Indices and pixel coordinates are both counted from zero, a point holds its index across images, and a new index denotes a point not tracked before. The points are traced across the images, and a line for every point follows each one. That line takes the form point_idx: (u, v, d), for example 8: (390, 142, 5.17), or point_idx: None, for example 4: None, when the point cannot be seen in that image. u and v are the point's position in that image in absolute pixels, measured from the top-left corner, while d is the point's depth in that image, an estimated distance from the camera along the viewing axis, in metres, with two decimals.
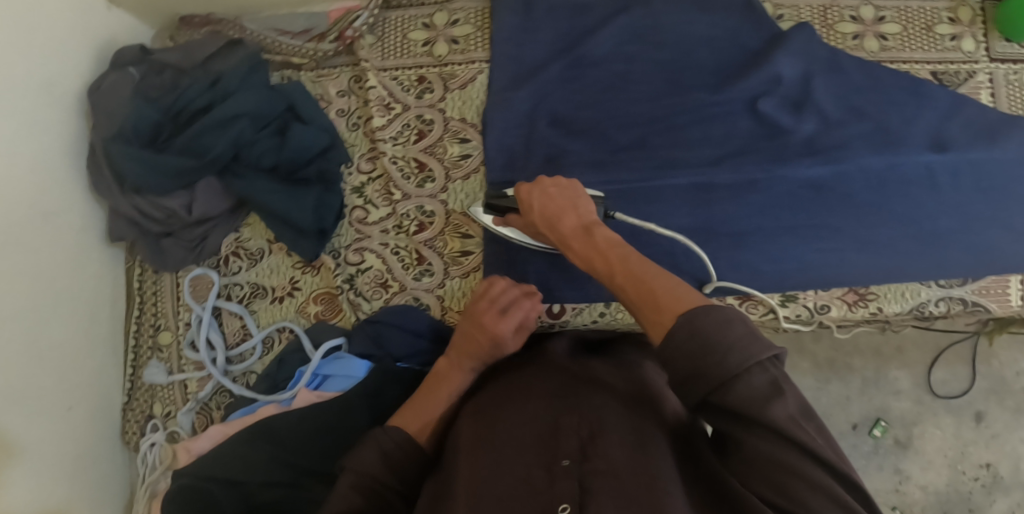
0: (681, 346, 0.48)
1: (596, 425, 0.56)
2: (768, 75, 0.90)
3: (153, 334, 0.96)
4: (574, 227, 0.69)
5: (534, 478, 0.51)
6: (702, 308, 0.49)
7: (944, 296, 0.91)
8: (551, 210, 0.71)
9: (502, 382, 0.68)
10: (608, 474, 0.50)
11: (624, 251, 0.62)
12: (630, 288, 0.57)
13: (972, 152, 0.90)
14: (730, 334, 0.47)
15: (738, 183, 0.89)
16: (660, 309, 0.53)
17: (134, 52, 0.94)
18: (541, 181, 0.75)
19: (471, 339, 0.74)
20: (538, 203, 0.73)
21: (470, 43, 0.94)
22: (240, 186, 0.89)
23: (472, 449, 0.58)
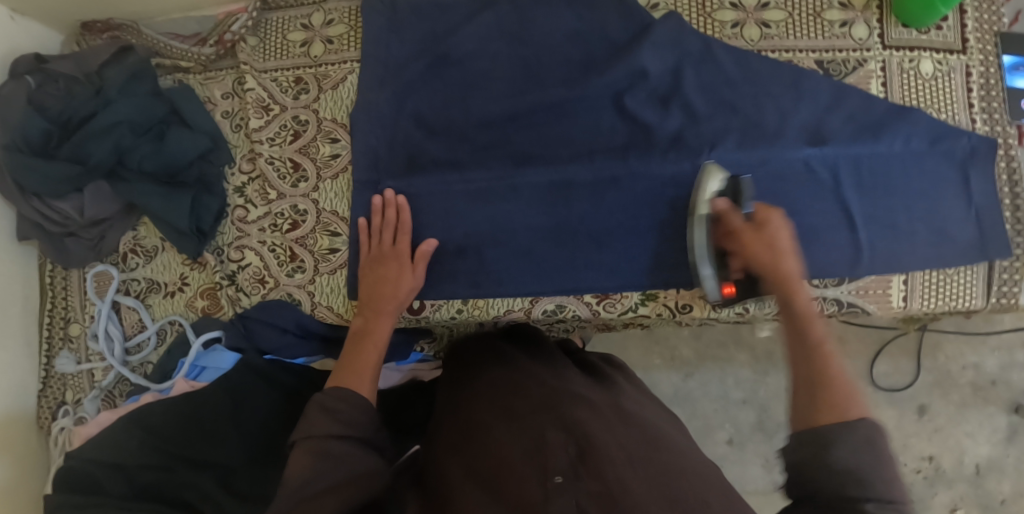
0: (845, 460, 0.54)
1: (582, 440, 0.63)
2: (630, 68, 0.88)
3: (64, 327, 1.03)
4: (788, 271, 0.71)
5: (529, 495, 0.59)
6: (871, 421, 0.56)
7: (817, 296, 0.88)
8: (779, 245, 0.73)
9: (486, 394, 0.75)
10: (600, 494, 0.57)
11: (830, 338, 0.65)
12: (831, 358, 0.62)
13: (852, 147, 0.87)
14: (887, 469, 0.54)
15: (597, 181, 0.89)
16: (845, 408, 0.57)
17: (31, 61, 0.99)
18: (770, 214, 0.75)
19: (382, 282, 0.84)
20: (780, 234, 0.73)
21: (343, 42, 0.95)
22: (124, 189, 0.95)
23: (468, 461, 0.67)
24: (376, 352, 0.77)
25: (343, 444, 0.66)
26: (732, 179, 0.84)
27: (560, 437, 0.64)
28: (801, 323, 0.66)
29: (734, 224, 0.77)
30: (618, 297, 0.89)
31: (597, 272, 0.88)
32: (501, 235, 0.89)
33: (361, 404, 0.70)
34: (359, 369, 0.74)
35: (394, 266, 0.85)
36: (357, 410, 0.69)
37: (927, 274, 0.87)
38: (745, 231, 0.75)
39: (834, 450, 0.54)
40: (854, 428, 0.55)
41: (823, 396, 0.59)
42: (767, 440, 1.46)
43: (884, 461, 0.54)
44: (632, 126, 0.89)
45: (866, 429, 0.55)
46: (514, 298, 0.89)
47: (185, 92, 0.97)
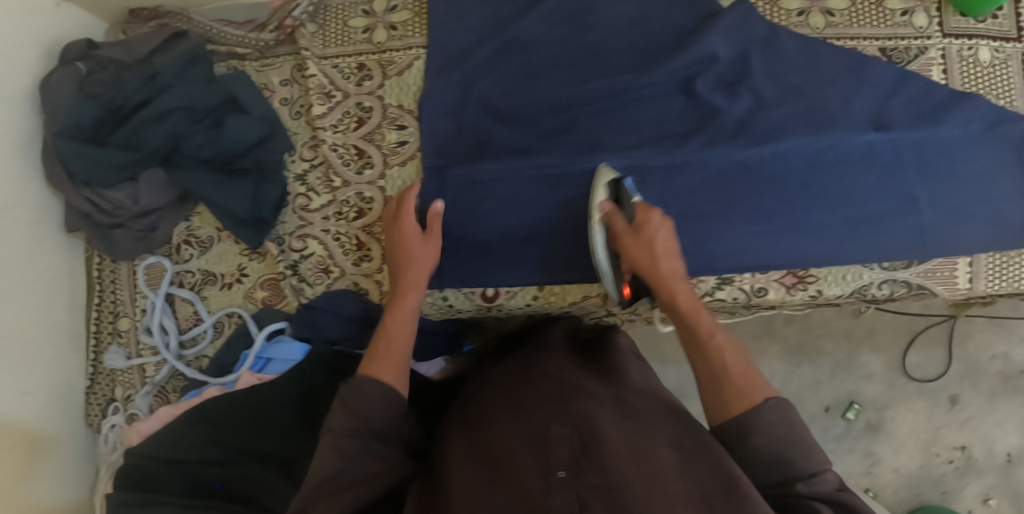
0: (769, 445, 0.59)
1: (588, 432, 0.58)
2: (700, 53, 0.88)
3: (113, 321, 1.00)
4: (673, 273, 0.76)
5: (528, 487, 0.54)
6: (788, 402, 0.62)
7: (887, 278, 0.89)
8: (670, 246, 0.77)
9: (489, 393, 0.71)
10: (602, 487, 0.53)
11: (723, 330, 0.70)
12: (724, 348, 0.68)
13: (914, 132, 0.87)
14: (806, 440, 0.59)
15: (666, 166, 0.87)
16: (753, 396, 0.62)
17: (80, 47, 0.95)
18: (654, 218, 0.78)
19: (404, 257, 0.80)
20: (661, 236, 0.77)
21: (408, 29, 0.94)
22: (180, 177, 0.91)
23: (464, 455, 0.61)
24: (408, 330, 0.74)
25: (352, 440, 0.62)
26: (614, 182, 0.84)
27: (566, 431, 0.59)
28: (691, 320, 0.71)
29: (620, 229, 0.78)
30: (695, 280, 0.88)
31: None
32: (570, 220, 0.87)
33: (385, 397, 0.65)
34: (391, 360, 0.69)
35: (408, 244, 0.81)
36: (377, 398, 0.65)
37: (991, 256, 0.88)
38: (630, 238, 0.77)
39: (760, 436, 0.60)
40: (776, 409, 0.60)
41: (736, 387, 0.64)
42: None
43: (809, 444, 0.59)
44: (701, 111, 0.88)
45: (774, 409, 0.60)
46: (592, 285, 0.87)
47: (241, 78, 0.94)
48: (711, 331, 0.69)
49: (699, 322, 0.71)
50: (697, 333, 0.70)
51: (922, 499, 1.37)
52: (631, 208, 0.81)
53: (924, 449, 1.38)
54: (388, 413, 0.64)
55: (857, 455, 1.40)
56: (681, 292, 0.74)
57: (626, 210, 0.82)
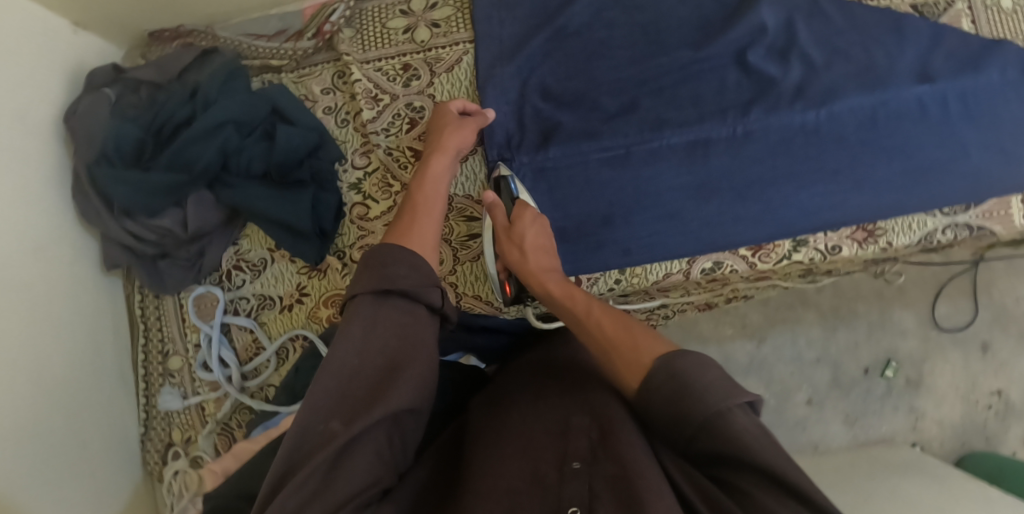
0: (663, 389, 0.55)
1: (606, 424, 0.56)
2: (751, 25, 0.91)
3: (162, 361, 0.94)
4: (547, 266, 0.80)
5: (541, 475, 0.52)
6: (682, 350, 0.58)
7: (950, 223, 0.92)
8: (539, 242, 0.81)
9: (514, 381, 0.71)
10: (617, 477, 0.50)
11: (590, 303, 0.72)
12: (603, 324, 0.68)
13: (960, 81, 0.89)
14: (713, 383, 0.53)
15: (731, 136, 0.88)
16: (639, 346, 0.62)
17: (108, 72, 0.91)
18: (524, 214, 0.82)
19: (437, 138, 0.83)
20: (534, 230, 0.81)
21: (452, 25, 0.93)
22: (231, 195, 0.87)
23: (479, 440, 0.59)
24: (438, 190, 0.75)
25: (377, 308, 0.58)
26: (501, 179, 0.88)
27: (586, 423, 0.57)
28: (565, 307, 0.73)
29: (500, 222, 0.82)
30: (771, 246, 0.91)
31: (743, 224, 0.89)
32: (645, 200, 0.89)
33: (414, 258, 0.61)
34: (422, 222, 0.68)
35: (445, 130, 0.83)
36: (402, 257, 0.61)
37: None
38: (503, 230, 0.82)
39: (655, 379, 0.56)
40: (664, 362, 0.57)
41: (614, 356, 0.63)
42: (845, 395, 1.41)
43: (709, 381, 0.53)
44: (756, 80, 0.90)
45: (660, 356, 0.58)
46: (673, 261, 0.91)
47: (282, 89, 0.91)
48: (587, 311, 0.71)
49: (576, 306, 0.72)
50: (574, 315, 0.72)
51: (968, 447, 1.39)
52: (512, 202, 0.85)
53: (964, 398, 1.39)
54: (415, 268, 0.61)
55: (901, 412, 1.40)
56: (553, 284, 0.76)
57: (506, 207, 0.85)
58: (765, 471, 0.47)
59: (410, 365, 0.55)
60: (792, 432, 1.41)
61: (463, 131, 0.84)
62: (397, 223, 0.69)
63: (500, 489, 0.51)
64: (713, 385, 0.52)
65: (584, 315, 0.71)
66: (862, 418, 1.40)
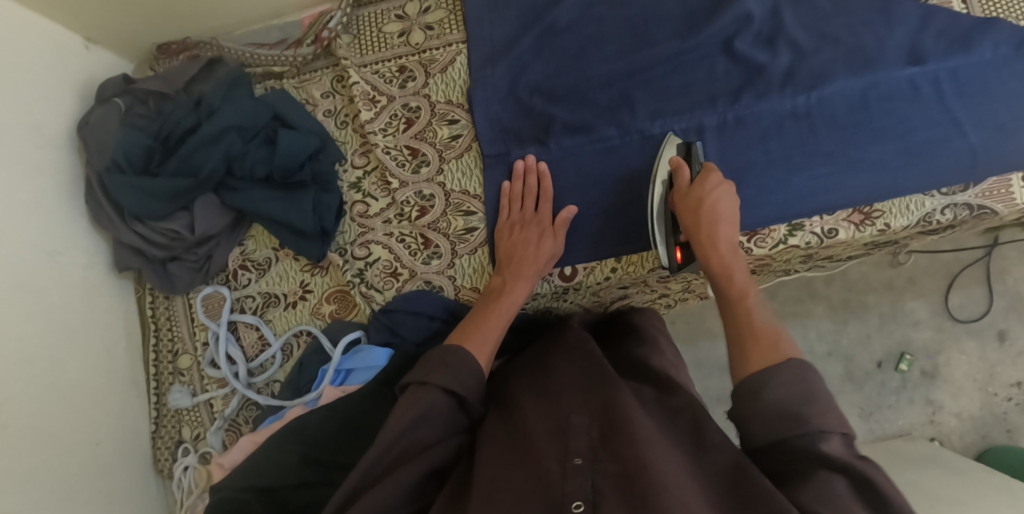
0: (785, 383, 0.60)
1: (606, 425, 0.64)
2: (737, 14, 0.92)
3: (173, 360, 0.97)
4: (727, 238, 0.78)
5: (545, 471, 0.60)
6: (806, 365, 0.61)
7: (948, 203, 0.90)
8: (720, 214, 0.79)
9: (518, 376, 0.79)
10: (618, 473, 0.58)
11: (746, 282, 0.74)
12: (756, 313, 0.70)
13: (950, 60, 0.92)
14: (835, 410, 0.58)
15: (722, 123, 0.91)
16: (777, 356, 0.64)
17: (117, 83, 0.95)
18: (718, 182, 0.81)
19: (513, 245, 0.85)
20: (721, 198, 0.79)
21: (445, 27, 0.96)
22: (237, 198, 0.91)
23: (488, 441, 0.67)
24: (507, 315, 0.80)
25: (441, 408, 0.67)
26: (685, 144, 0.86)
27: (585, 421, 0.65)
28: (722, 286, 0.75)
29: (683, 181, 0.82)
30: (767, 230, 0.90)
31: (739, 210, 0.90)
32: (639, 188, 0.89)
33: (474, 369, 0.70)
34: (482, 334, 0.76)
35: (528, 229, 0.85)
36: (462, 368, 0.70)
37: None
38: (684, 189, 0.81)
39: (773, 378, 0.61)
40: (796, 367, 0.61)
41: (750, 349, 0.66)
42: (859, 389, 1.39)
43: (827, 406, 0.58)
44: (745, 68, 0.92)
45: (796, 366, 0.61)
46: None
47: (284, 96, 0.94)
48: (742, 295, 0.72)
49: (733, 286, 0.74)
50: (730, 295, 0.73)
51: (989, 441, 1.35)
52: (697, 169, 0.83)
53: (983, 390, 1.36)
54: (470, 373, 0.70)
55: (918, 406, 1.37)
56: (717, 258, 0.76)
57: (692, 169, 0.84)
58: (851, 480, 0.55)
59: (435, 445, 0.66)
60: None
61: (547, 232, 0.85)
62: (469, 321, 0.79)
63: (507, 492, 0.59)
64: (825, 410, 0.58)
65: (739, 295, 0.72)
66: (878, 412, 1.38)
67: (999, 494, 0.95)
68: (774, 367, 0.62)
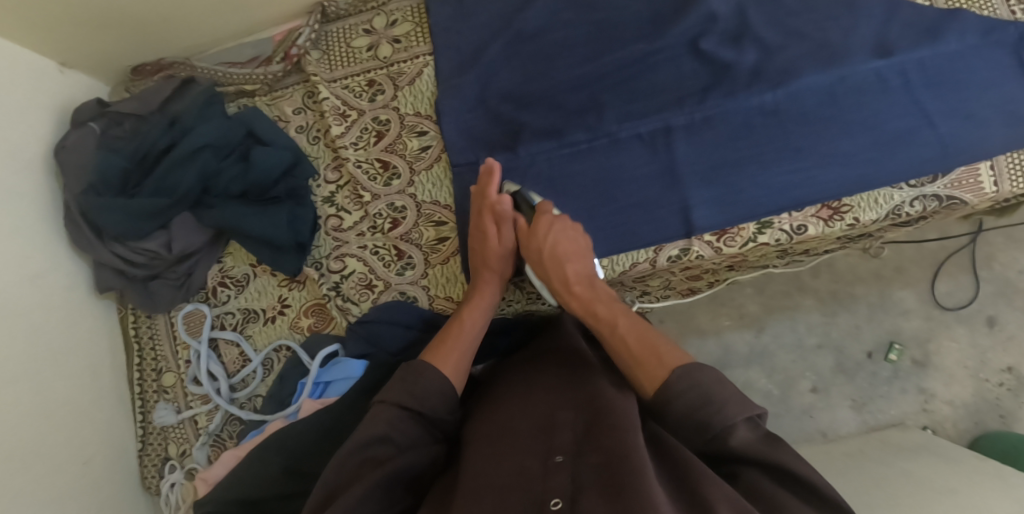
0: (685, 395, 0.63)
1: (590, 422, 0.65)
2: (701, 15, 0.92)
3: (157, 378, 0.98)
4: (578, 274, 0.82)
5: (529, 469, 0.61)
6: (696, 366, 0.65)
7: (917, 195, 0.90)
8: (567, 251, 0.83)
9: (508, 374, 0.81)
10: (601, 466, 0.60)
11: (619, 310, 0.79)
12: (628, 337, 0.74)
13: (916, 52, 0.92)
14: (727, 397, 0.62)
15: (691, 123, 0.91)
16: (662, 368, 0.68)
17: (92, 106, 0.96)
18: (561, 219, 0.84)
19: (483, 256, 0.85)
20: (563, 239, 0.83)
21: (412, 39, 0.97)
22: (213, 215, 0.91)
23: (475, 437, 0.68)
24: (477, 328, 0.81)
25: (402, 422, 0.68)
26: (515, 194, 0.88)
27: (570, 419, 0.67)
28: (591, 318, 0.79)
29: (522, 231, 0.86)
30: (737, 229, 0.90)
31: (710, 209, 0.89)
32: (609, 191, 0.90)
33: (442, 383, 0.71)
34: (452, 349, 0.77)
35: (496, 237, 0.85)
36: (434, 381, 0.71)
37: (1010, 157, 0.91)
38: (526, 237, 0.85)
39: (676, 386, 0.64)
40: (684, 376, 0.64)
41: (634, 367, 0.71)
42: (851, 380, 1.39)
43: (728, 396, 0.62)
44: (712, 67, 0.92)
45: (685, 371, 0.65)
46: (638, 250, 0.90)
47: (257, 113, 0.95)
48: (612, 323, 0.77)
49: (602, 319, 0.78)
50: (602, 324, 0.78)
51: (983, 427, 1.35)
52: (532, 213, 0.87)
53: (974, 376, 1.36)
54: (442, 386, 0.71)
55: (910, 395, 1.37)
56: (581, 296, 0.81)
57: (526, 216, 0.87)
58: (772, 466, 0.59)
59: (406, 453, 0.67)
60: (799, 421, 1.39)
61: (499, 229, 0.85)
62: (437, 339, 0.80)
63: (493, 486, 0.60)
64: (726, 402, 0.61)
65: (610, 323, 0.77)
66: (870, 402, 1.38)
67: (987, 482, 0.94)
68: (663, 381, 0.66)
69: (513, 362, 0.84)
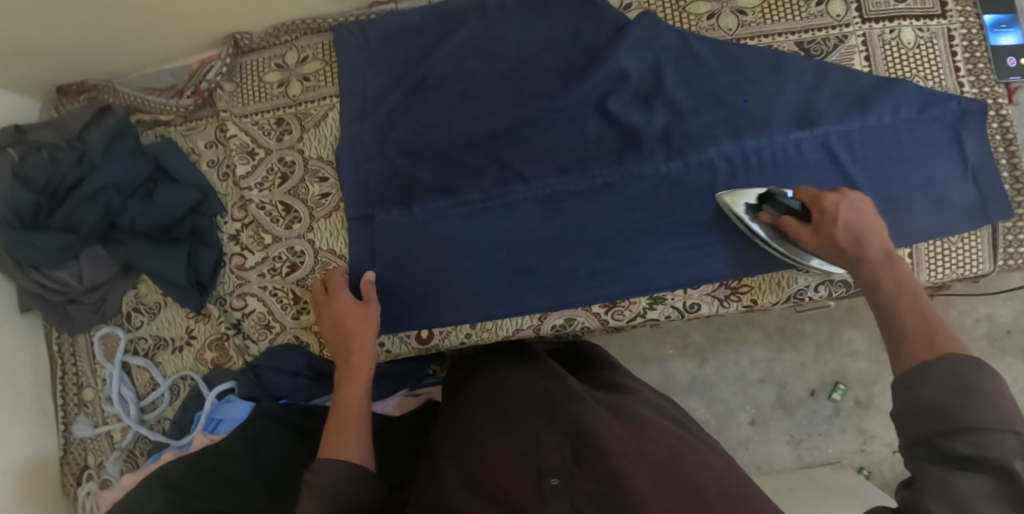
0: (941, 382, 0.57)
1: (578, 442, 0.68)
2: (611, 72, 0.88)
3: (78, 392, 1.04)
4: (881, 247, 0.71)
5: (527, 497, 0.64)
6: (966, 360, 0.57)
7: (823, 280, 0.87)
8: (861, 225, 0.72)
9: (482, 392, 0.82)
10: (597, 493, 0.63)
11: (912, 291, 0.67)
12: (907, 321, 0.64)
13: (842, 126, 0.87)
14: (988, 404, 0.54)
15: (590, 189, 0.89)
16: (935, 346, 0.60)
17: (11, 133, 0.97)
18: (843, 196, 0.75)
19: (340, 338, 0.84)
20: (849, 216, 0.73)
21: (320, 78, 0.95)
22: (119, 250, 0.95)
23: (465, 464, 0.71)
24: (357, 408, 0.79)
25: None
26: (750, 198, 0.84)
27: (557, 440, 0.69)
28: (876, 291, 0.69)
29: (794, 226, 0.77)
30: (626, 303, 0.89)
31: (599, 281, 0.88)
32: (498, 253, 0.89)
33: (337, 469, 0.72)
34: (335, 435, 0.76)
35: (350, 320, 0.83)
36: (336, 479, 0.71)
37: (931, 245, 0.88)
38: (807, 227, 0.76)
39: (939, 368, 0.58)
40: (948, 363, 0.58)
41: (904, 342, 0.63)
42: (791, 416, 1.36)
43: (995, 402, 0.55)
44: (620, 131, 0.89)
45: (953, 360, 0.58)
46: (522, 317, 0.90)
47: (168, 146, 0.97)
48: (897, 298, 0.67)
49: (900, 290, 0.67)
50: (891, 302, 0.67)
51: None
52: (802, 209, 0.77)
53: None
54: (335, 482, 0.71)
55: (848, 434, 1.35)
56: (885, 271, 0.69)
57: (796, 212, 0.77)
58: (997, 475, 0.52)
59: None
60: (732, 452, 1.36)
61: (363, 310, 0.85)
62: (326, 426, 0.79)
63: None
64: (980, 407, 0.54)
65: (896, 307, 0.66)
66: (808, 439, 1.36)
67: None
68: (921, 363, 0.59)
69: (480, 381, 0.85)
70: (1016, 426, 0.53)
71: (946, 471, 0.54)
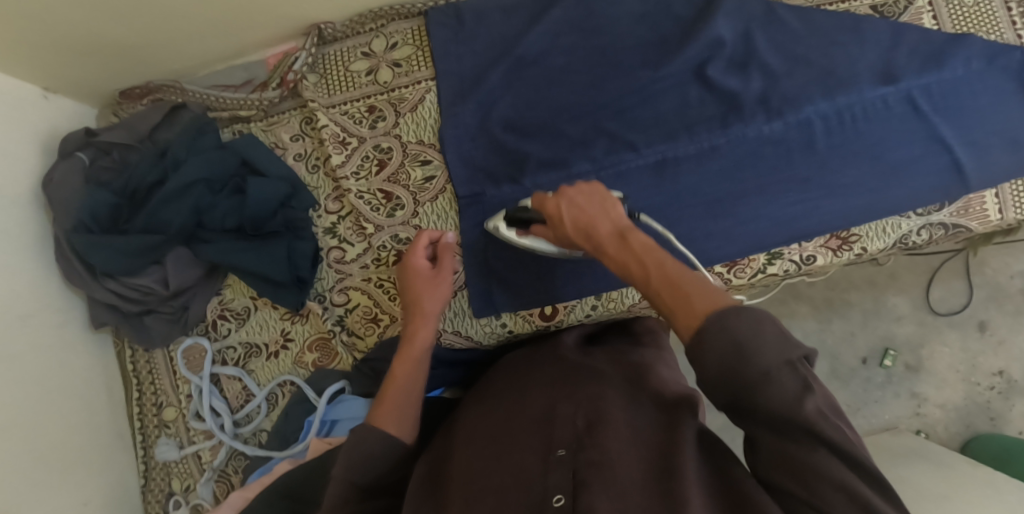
0: (716, 344, 0.49)
1: (593, 415, 0.58)
2: (708, 40, 0.90)
3: (158, 413, 0.96)
4: (609, 231, 0.65)
5: (529, 466, 0.55)
6: (736, 310, 0.49)
7: (924, 224, 0.91)
8: (581, 216, 0.68)
9: (504, 378, 0.73)
10: (602, 463, 0.53)
11: (661, 257, 0.59)
12: (662, 294, 0.56)
13: (923, 79, 0.88)
14: (771, 341, 0.47)
15: (697, 152, 0.88)
16: (694, 309, 0.52)
17: (79, 136, 0.92)
18: (564, 191, 0.70)
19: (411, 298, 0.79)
20: (566, 211, 0.68)
21: (413, 63, 0.94)
22: (208, 251, 0.89)
23: (470, 436, 0.62)
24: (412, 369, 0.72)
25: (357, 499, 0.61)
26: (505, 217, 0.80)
27: (572, 411, 0.60)
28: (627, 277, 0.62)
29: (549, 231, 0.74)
30: (746, 260, 0.90)
31: (715, 241, 0.89)
32: None
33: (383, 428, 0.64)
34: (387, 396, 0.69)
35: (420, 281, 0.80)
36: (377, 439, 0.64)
37: (1014, 184, 0.90)
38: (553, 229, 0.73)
39: (707, 334, 0.49)
40: (719, 318, 0.50)
41: (667, 317, 0.55)
42: (845, 386, 1.26)
43: (767, 341, 0.47)
44: (719, 97, 0.90)
45: (716, 316, 0.50)
46: None
47: (252, 140, 0.93)
48: (646, 277, 0.59)
49: (643, 270, 0.59)
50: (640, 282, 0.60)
51: (973, 430, 1.22)
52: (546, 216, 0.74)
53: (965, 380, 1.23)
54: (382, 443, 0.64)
55: (902, 399, 1.24)
56: (616, 260, 0.63)
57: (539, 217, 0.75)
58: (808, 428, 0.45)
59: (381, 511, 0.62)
60: None
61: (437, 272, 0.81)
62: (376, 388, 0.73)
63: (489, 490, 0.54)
64: (769, 343, 0.47)
65: (648, 284, 0.58)
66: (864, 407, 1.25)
67: (991, 478, 0.87)
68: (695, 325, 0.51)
69: (503, 372, 0.76)
70: (793, 352, 0.46)
71: (791, 448, 0.46)
